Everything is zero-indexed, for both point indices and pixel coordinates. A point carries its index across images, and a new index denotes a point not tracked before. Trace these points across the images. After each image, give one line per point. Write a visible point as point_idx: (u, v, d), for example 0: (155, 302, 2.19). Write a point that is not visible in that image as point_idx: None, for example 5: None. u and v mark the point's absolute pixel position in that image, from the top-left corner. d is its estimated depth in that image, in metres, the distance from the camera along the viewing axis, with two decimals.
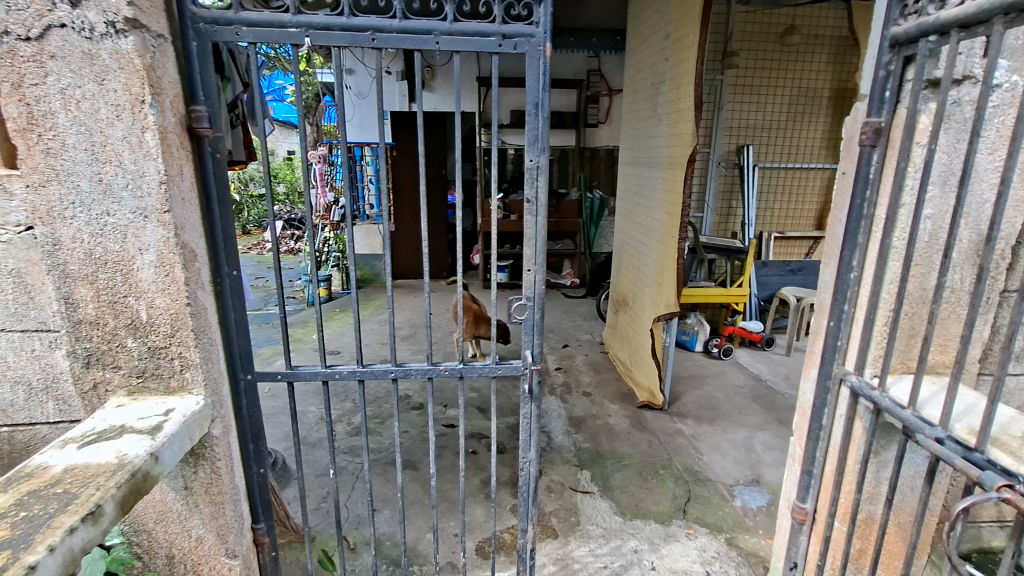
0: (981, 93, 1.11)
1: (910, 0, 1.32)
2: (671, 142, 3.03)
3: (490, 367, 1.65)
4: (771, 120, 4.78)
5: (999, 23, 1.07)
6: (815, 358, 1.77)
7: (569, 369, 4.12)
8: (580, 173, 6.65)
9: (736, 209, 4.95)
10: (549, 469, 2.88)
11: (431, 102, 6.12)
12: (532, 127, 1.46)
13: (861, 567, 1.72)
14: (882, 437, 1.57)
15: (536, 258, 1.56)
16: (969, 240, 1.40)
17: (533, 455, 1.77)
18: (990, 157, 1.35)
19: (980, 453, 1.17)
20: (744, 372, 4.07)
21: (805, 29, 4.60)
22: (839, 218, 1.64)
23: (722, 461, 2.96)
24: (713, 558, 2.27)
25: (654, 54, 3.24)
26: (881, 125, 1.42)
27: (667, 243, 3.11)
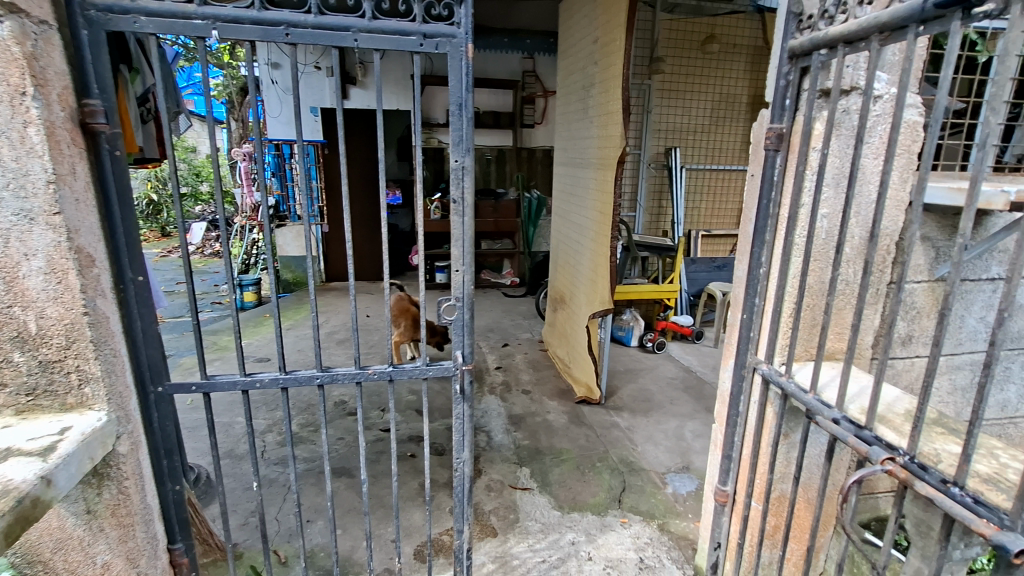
0: (865, 102, 1.22)
1: (804, 16, 1.43)
2: (601, 143, 3.12)
3: (420, 368, 1.65)
4: (696, 124, 5.02)
5: (876, 40, 1.20)
6: (731, 349, 1.88)
7: (509, 368, 4.15)
8: (518, 173, 6.73)
9: (666, 208, 5.16)
10: (488, 468, 2.89)
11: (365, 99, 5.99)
12: (457, 128, 1.46)
13: (775, 543, 1.85)
14: (790, 420, 1.69)
15: (464, 258, 1.56)
16: (859, 237, 1.53)
17: (467, 455, 1.78)
18: (874, 162, 1.48)
19: (869, 430, 1.28)
20: (676, 365, 4.26)
21: (724, 38, 4.86)
22: (749, 216, 1.74)
23: (655, 450, 3.09)
24: (646, 544, 2.36)
25: (584, 58, 3.33)
26: (783, 130, 1.54)
27: (600, 241, 3.20)
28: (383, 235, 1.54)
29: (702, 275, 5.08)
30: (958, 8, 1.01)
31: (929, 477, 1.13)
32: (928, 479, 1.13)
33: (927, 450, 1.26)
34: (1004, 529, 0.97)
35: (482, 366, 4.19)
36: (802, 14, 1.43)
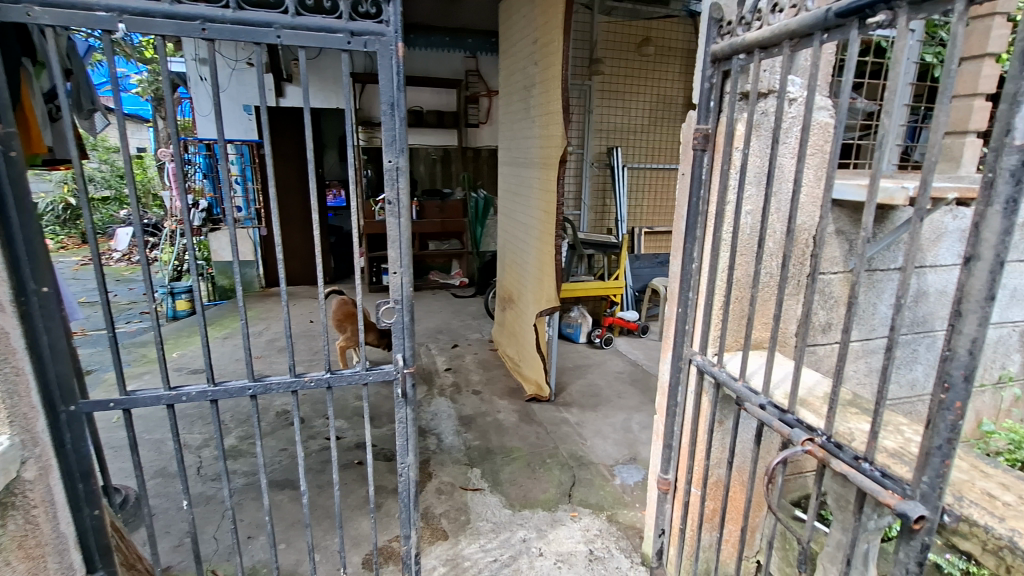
0: (780, 104, 1.29)
1: (724, 23, 1.50)
2: (543, 143, 3.16)
3: (360, 374, 1.61)
4: (635, 124, 5.17)
5: (787, 46, 1.27)
6: (668, 342, 1.95)
7: (459, 369, 4.13)
8: (464, 173, 6.70)
9: (609, 206, 5.28)
10: (438, 471, 2.87)
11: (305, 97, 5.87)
12: (389, 128, 1.44)
13: (713, 525, 1.94)
14: (723, 408, 1.77)
15: (401, 260, 1.54)
16: (779, 232, 1.62)
17: (412, 459, 1.76)
18: (791, 162, 1.58)
19: (791, 414, 1.36)
20: (623, 359, 4.37)
21: (659, 41, 5.04)
22: (681, 213, 1.81)
23: (604, 443, 3.16)
24: (596, 536, 2.41)
25: (524, 58, 3.35)
26: (709, 131, 1.60)
27: (545, 240, 3.24)
28: (316, 240, 1.49)
29: (646, 271, 5.23)
30: (856, 19, 1.08)
31: (844, 455, 1.21)
32: (842, 457, 1.21)
33: (842, 430, 1.35)
34: (907, 498, 1.05)
35: (432, 368, 4.14)
36: (722, 20, 1.50)
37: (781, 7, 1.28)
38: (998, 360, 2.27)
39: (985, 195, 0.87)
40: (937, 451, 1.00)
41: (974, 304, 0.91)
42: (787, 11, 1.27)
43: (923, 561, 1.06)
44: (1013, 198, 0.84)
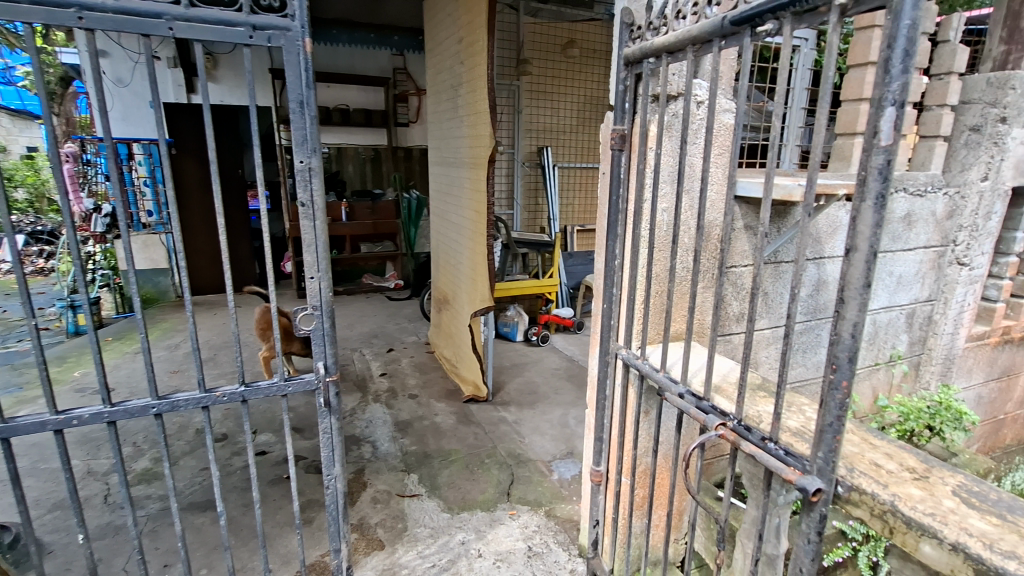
0: (686, 106, 1.35)
1: (635, 27, 1.56)
2: (472, 142, 3.14)
3: (278, 385, 1.53)
4: (565, 124, 5.27)
5: (690, 51, 1.33)
6: (596, 338, 2.00)
7: (394, 373, 4.05)
8: (396, 173, 6.56)
9: (542, 205, 5.34)
10: (374, 480, 2.79)
11: (216, 94, 5.83)
12: (299, 127, 1.39)
13: (642, 512, 2.01)
14: (648, 398, 1.83)
15: (318, 265, 1.49)
16: (690, 228, 1.71)
17: (338, 470, 1.70)
18: (698, 162, 1.66)
19: (707, 401, 1.43)
20: (559, 355, 4.45)
21: (583, 43, 5.17)
22: (603, 211, 1.85)
23: (541, 440, 3.19)
24: (534, 532, 2.43)
25: (449, 58, 3.33)
26: (625, 132, 1.65)
27: (477, 240, 3.23)
28: (223, 246, 1.40)
29: (580, 268, 5.32)
30: (748, 27, 1.15)
31: (752, 437, 1.28)
32: (750, 438, 1.28)
33: (751, 414, 1.44)
34: (806, 473, 1.13)
35: (366, 374, 4.03)
36: (633, 25, 1.56)
37: (684, 14, 1.34)
38: (890, 340, 2.50)
39: (860, 191, 0.95)
40: (829, 428, 1.08)
41: (855, 292, 0.99)
42: (690, 17, 1.33)
43: (822, 531, 1.15)
44: (882, 194, 0.92)
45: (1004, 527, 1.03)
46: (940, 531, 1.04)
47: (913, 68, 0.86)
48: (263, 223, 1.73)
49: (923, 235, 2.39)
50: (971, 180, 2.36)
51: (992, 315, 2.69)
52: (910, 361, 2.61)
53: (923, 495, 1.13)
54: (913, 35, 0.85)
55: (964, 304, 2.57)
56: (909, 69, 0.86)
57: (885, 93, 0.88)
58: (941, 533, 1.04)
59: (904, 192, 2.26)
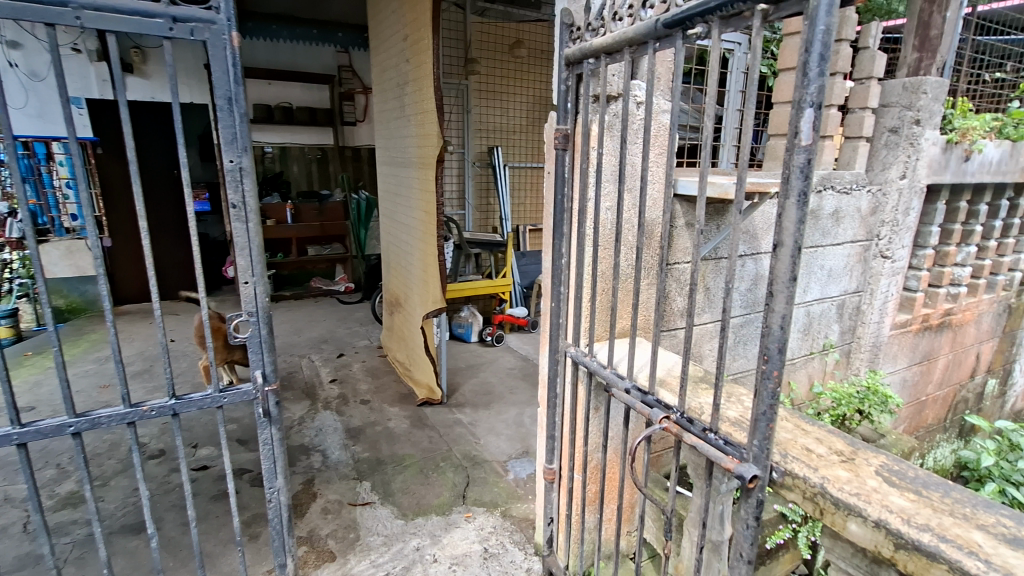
0: (626, 106, 1.37)
1: (575, 28, 1.58)
2: (420, 142, 3.10)
3: (212, 397, 1.46)
4: (514, 124, 5.29)
5: (628, 53, 1.36)
6: (545, 337, 2.01)
7: (345, 379, 3.94)
8: (343, 173, 6.45)
9: (493, 205, 5.34)
10: (324, 490, 2.71)
11: (140, 88, 5.47)
12: (228, 125, 1.33)
13: (594, 507, 2.04)
14: (597, 395, 1.86)
15: (253, 269, 1.44)
16: (632, 227, 1.74)
17: (281, 483, 1.64)
18: (639, 162, 1.70)
19: (651, 395, 1.46)
20: (514, 355, 4.46)
21: (530, 43, 5.20)
22: (549, 210, 1.86)
23: (497, 440, 3.18)
24: (490, 533, 2.42)
25: (395, 56, 3.28)
26: (568, 132, 1.67)
27: (427, 241, 3.19)
28: (147, 252, 1.32)
29: (532, 267, 5.35)
30: (680, 29, 1.18)
31: (693, 428, 1.32)
32: (692, 430, 1.32)
33: (693, 406, 1.48)
34: (743, 461, 1.18)
35: (315, 381, 3.91)
36: (573, 26, 1.58)
37: (621, 16, 1.36)
38: (823, 330, 2.64)
39: (784, 189, 0.99)
40: (763, 417, 1.12)
41: (782, 286, 1.03)
42: (626, 19, 1.35)
43: (759, 515, 1.20)
44: (804, 192, 0.97)
45: (920, 502, 1.11)
46: (864, 510, 1.10)
47: (828, 72, 0.91)
48: (194, 236, 1.42)
49: (850, 231, 2.54)
50: (891, 178, 2.53)
51: (913, 304, 2.88)
52: (841, 350, 2.77)
53: (849, 476, 1.19)
54: (828, 39, 0.90)
55: (887, 295, 2.75)
56: (824, 72, 0.91)
57: (804, 95, 0.93)
58: (866, 511, 1.10)
59: (831, 189, 2.39)
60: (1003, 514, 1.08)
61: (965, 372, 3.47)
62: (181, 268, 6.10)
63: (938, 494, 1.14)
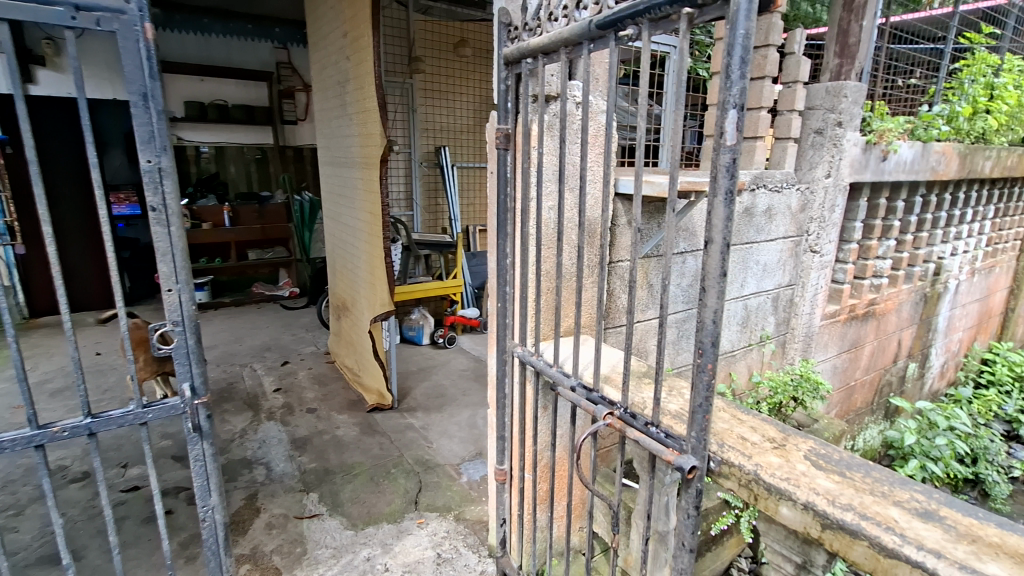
0: (564, 106, 1.38)
1: (512, 28, 1.58)
2: (363, 142, 3.02)
3: (135, 414, 1.37)
4: (461, 124, 5.26)
5: (564, 54, 1.37)
6: (493, 337, 2.00)
7: (291, 388, 3.80)
8: (284, 174, 6.22)
9: (441, 206, 5.30)
10: (268, 505, 2.59)
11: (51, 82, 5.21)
12: (144, 123, 1.25)
13: (544, 505, 2.05)
14: (544, 395, 1.87)
15: (176, 276, 1.36)
16: (573, 226, 1.76)
17: (216, 500, 1.56)
18: (579, 162, 1.72)
19: (595, 392, 1.48)
20: (467, 356, 4.43)
21: (474, 42, 5.19)
22: (492, 211, 1.85)
23: (450, 443, 3.15)
24: (444, 538, 2.39)
25: (334, 53, 3.19)
26: (509, 131, 1.66)
27: (373, 242, 3.11)
28: (52, 258, 1.22)
29: (482, 267, 5.33)
30: (612, 31, 1.20)
31: (635, 423, 1.35)
32: (635, 425, 1.34)
33: (637, 401, 1.51)
34: (682, 452, 1.21)
35: (258, 391, 3.74)
36: (511, 25, 1.58)
37: (556, 16, 1.37)
38: (760, 322, 2.76)
39: (712, 186, 1.02)
40: (700, 409, 1.15)
41: (714, 281, 1.06)
42: (561, 20, 1.36)
43: (699, 505, 1.23)
44: (730, 190, 1.00)
45: (844, 483, 1.17)
46: (794, 494, 1.15)
47: (749, 75, 0.94)
48: (108, 244, 1.32)
49: (782, 227, 2.66)
50: (818, 177, 2.67)
51: (840, 295, 3.07)
52: (777, 340, 2.91)
53: (780, 462, 1.25)
54: (747, 44, 0.93)
55: (817, 287, 2.91)
56: (745, 75, 0.94)
57: (728, 96, 0.95)
58: (795, 495, 1.15)
59: (764, 187, 2.50)
60: (916, 490, 1.16)
61: (889, 358, 3.71)
62: (94, 280, 5.71)
63: (860, 474, 1.21)
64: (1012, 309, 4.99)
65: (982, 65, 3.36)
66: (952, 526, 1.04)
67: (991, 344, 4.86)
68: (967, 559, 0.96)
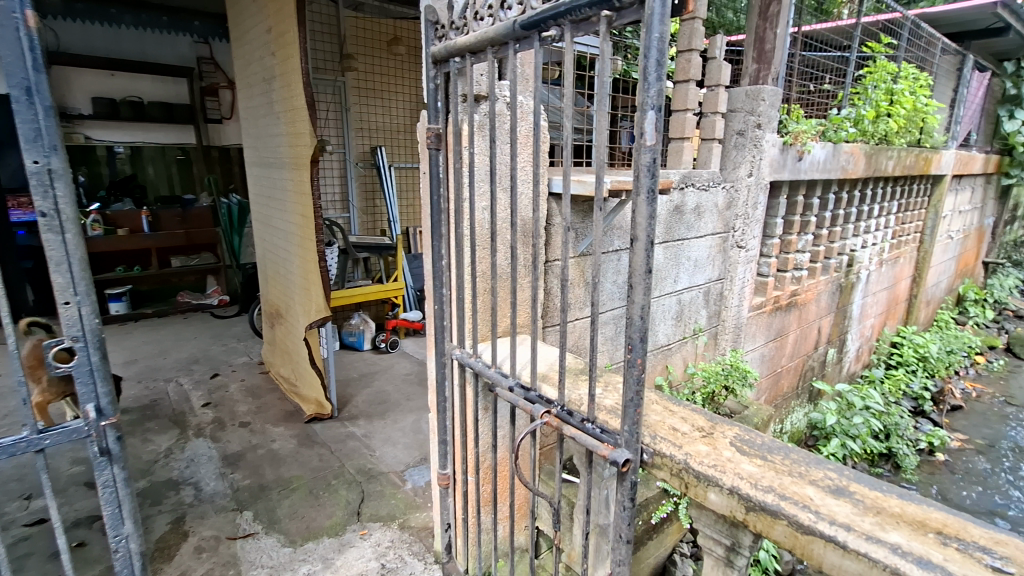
0: (492, 107, 1.37)
1: (439, 26, 1.56)
2: (291, 141, 2.90)
3: (30, 440, 1.24)
4: (397, 123, 5.16)
5: (491, 53, 1.36)
6: (431, 341, 1.97)
7: (221, 402, 3.59)
8: (209, 176, 5.88)
9: (379, 207, 5.18)
10: (197, 527, 2.44)
11: None
12: (29, 120, 1.13)
13: (488, 507, 2.04)
14: (484, 396, 1.86)
15: (74, 287, 1.24)
16: (506, 227, 1.76)
17: (130, 528, 1.44)
18: (510, 162, 1.73)
19: (533, 391, 1.48)
20: (410, 360, 4.36)
21: (408, 40, 5.09)
22: (426, 211, 1.81)
23: (393, 450, 3.08)
24: (388, 548, 2.33)
25: (258, 49, 3.04)
26: (440, 131, 1.64)
27: (306, 246, 2.99)
28: None
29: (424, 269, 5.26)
30: (536, 31, 1.20)
31: (572, 420, 1.36)
32: (571, 421, 1.36)
33: (574, 398, 1.52)
34: (617, 447, 1.23)
35: (185, 408, 3.51)
36: (437, 24, 1.56)
37: (482, 15, 1.37)
38: (693, 315, 2.87)
39: (635, 186, 1.04)
40: (631, 403, 1.17)
41: (640, 279, 1.09)
42: (486, 19, 1.35)
43: (634, 496, 1.25)
44: (652, 188, 1.03)
45: (766, 466, 1.23)
46: (720, 479, 1.20)
47: (665, 77, 0.97)
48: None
49: (710, 224, 2.78)
50: (741, 176, 2.82)
51: (765, 288, 3.26)
52: (709, 332, 3.03)
53: (708, 450, 1.29)
54: (662, 47, 0.96)
55: (744, 280, 3.06)
56: (661, 77, 0.97)
57: (646, 98, 0.97)
58: (721, 481, 1.20)
59: (692, 186, 2.61)
60: (829, 468, 1.24)
61: (810, 345, 3.96)
62: None
63: (780, 456, 1.28)
64: (915, 295, 5.45)
65: (883, 72, 3.63)
66: (860, 499, 1.12)
67: (900, 328, 5.28)
68: (872, 529, 1.03)
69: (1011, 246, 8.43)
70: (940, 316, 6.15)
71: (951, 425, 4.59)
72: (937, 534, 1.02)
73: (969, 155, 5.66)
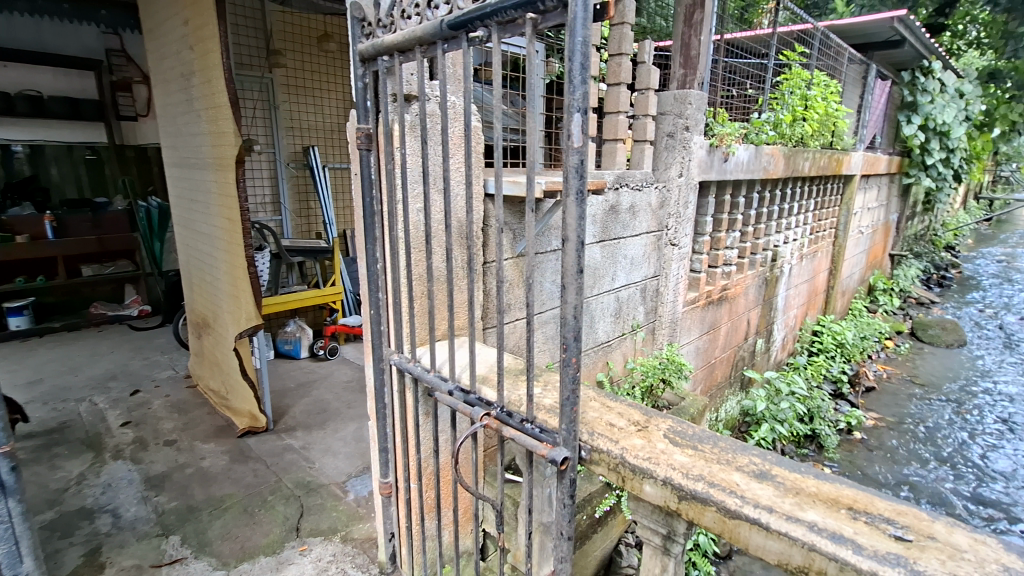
0: (422, 107, 1.35)
1: (365, 24, 1.52)
2: (214, 141, 2.74)
3: None
4: (330, 123, 4.98)
5: (419, 53, 1.33)
6: (369, 346, 1.91)
7: (143, 420, 3.34)
8: (124, 178, 5.49)
9: (314, 210, 4.99)
10: (116, 558, 2.25)
11: None
12: None
13: (432, 513, 2.00)
14: (425, 400, 1.83)
15: None
16: (442, 229, 1.74)
17: (28, 565, 1.52)
18: (443, 163, 1.71)
19: (472, 394, 1.47)
20: (351, 366, 4.22)
21: (340, 37, 4.91)
22: (358, 214, 1.76)
23: (334, 460, 2.98)
24: (330, 562, 2.24)
25: (174, 42, 2.85)
26: (370, 131, 1.60)
27: (232, 250, 2.84)
28: None
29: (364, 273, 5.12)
30: (463, 31, 1.19)
31: (511, 421, 1.36)
32: (511, 422, 1.35)
33: (513, 399, 1.53)
34: (555, 445, 1.24)
35: (101, 429, 3.23)
36: (364, 21, 1.52)
37: (409, 14, 1.34)
38: (632, 312, 2.96)
39: (565, 186, 1.05)
40: (568, 402, 1.19)
41: (572, 279, 1.10)
42: (413, 18, 1.33)
43: (573, 493, 1.27)
44: (581, 189, 1.04)
45: (696, 456, 1.28)
46: (654, 471, 1.24)
47: (590, 80, 0.99)
48: None
49: (644, 223, 2.87)
50: (672, 176, 2.93)
51: (698, 283, 3.41)
52: (647, 328, 3.14)
53: (643, 443, 1.33)
54: (586, 50, 0.97)
55: (678, 276, 3.19)
56: (586, 79, 0.98)
57: (572, 100, 0.99)
58: (655, 472, 1.24)
59: (626, 186, 2.69)
60: (753, 453, 1.30)
61: (741, 336, 4.17)
62: None
63: (709, 445, 1.33)
64: (832, 286, 5.88)
65: (799, 79, 3.90)
66: (781, 482, 1.19)
67: (819, 318, 5.66)
68: (791, 510, 1.09)
69: (912, 239, 9.28)
70: (854, 305, 6.66)
71: (866, 405, 4.99)
72: (848, 510, 1.10)
73: (874, 156, 6.17)
